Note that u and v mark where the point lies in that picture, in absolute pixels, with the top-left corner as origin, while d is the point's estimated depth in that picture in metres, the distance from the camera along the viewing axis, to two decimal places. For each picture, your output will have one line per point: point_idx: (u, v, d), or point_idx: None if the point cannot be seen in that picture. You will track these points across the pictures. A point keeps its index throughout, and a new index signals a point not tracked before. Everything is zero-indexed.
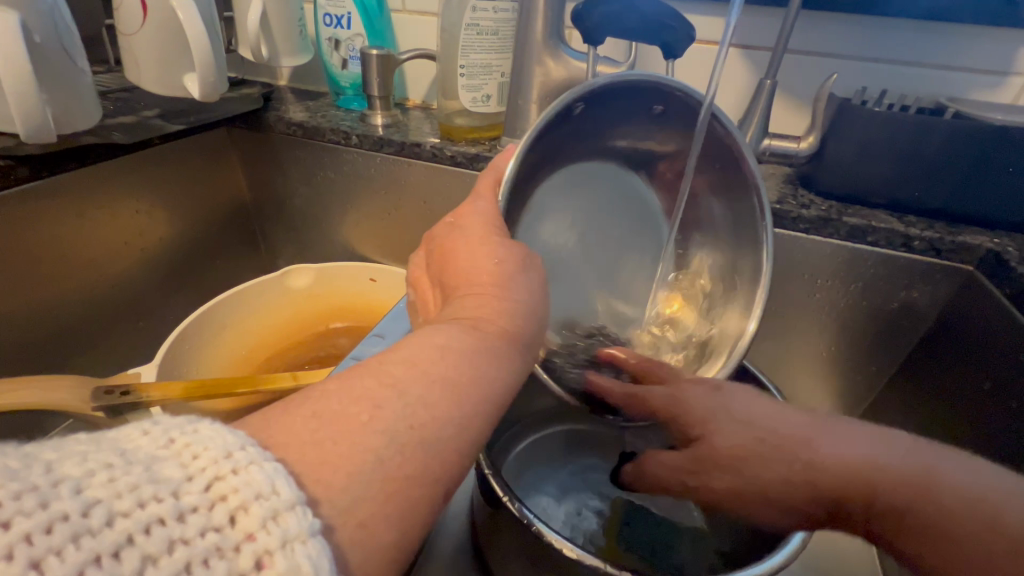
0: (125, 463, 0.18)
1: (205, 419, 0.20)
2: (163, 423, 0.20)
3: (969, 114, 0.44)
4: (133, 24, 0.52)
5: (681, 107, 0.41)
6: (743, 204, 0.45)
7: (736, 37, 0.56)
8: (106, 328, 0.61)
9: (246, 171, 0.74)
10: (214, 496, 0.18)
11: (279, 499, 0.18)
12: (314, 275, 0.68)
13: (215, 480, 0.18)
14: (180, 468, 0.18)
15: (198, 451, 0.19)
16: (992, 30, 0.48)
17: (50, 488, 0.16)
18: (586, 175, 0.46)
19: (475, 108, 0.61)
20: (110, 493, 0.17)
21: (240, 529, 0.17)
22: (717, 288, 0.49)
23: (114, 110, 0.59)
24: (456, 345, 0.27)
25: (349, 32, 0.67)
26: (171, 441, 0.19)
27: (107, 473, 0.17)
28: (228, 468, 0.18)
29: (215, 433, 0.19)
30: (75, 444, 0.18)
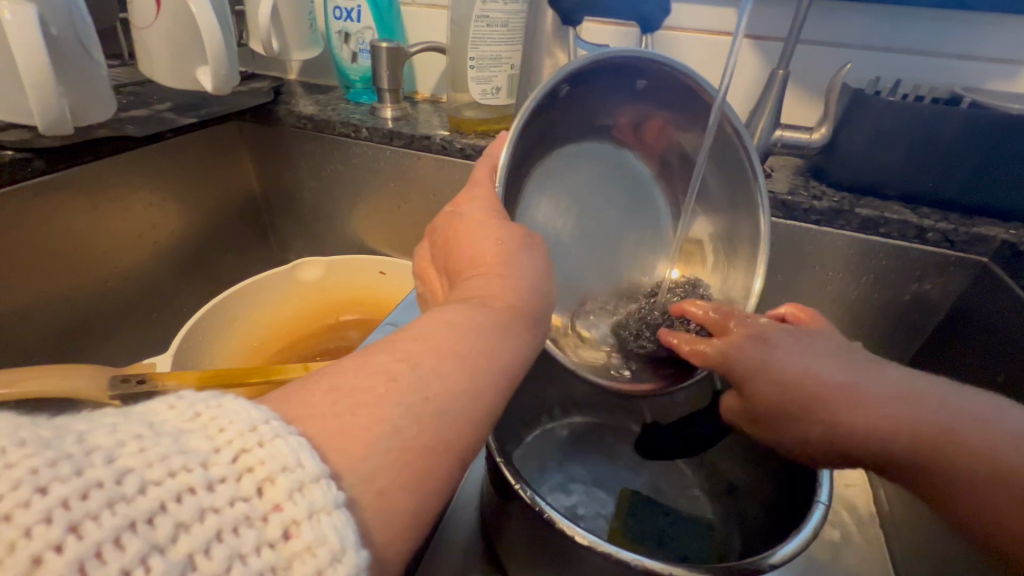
0: (154, 435, 0.18)
1: (229, 394, 0.20)
2: (188, 397, 0.20)
3: (985, 104, 0.44)
4: (146, 20, 0.53)
5: (669, 83, 0.42)
6: (742, 180, 0.46)
7: (747, 27, 0.55)
8: (121, 318, 0.62)
9: (256, 164, 0.74)
10: (242, 468, 0.18)
11: (304, 472, 0.18)
12: (324, 268, 0.69)
13: (242, 452, 0.18)
14: (208, 439, 0.18)
15: (224, 424, 0.19)
16: (1010, 18, 0.48)
17: (83, 456, 0.17)
18: (580, 154, 0.47)
19: (484, 101, 0.61)
20: (141, 462, 0.17)
21: (268, 500, 0.18)
22: (719, 258, 0.49)
23: (129, 104, 0.60)
24: (468, 323, 0.27)
25: (359, 25, 0.67)
26: (197, 415, 0.19)
27: (137, 443, 0.18)
28: (254, 441, 0.19)
29: (239, 407, 0.20)
30: (104, 417, 0.19)
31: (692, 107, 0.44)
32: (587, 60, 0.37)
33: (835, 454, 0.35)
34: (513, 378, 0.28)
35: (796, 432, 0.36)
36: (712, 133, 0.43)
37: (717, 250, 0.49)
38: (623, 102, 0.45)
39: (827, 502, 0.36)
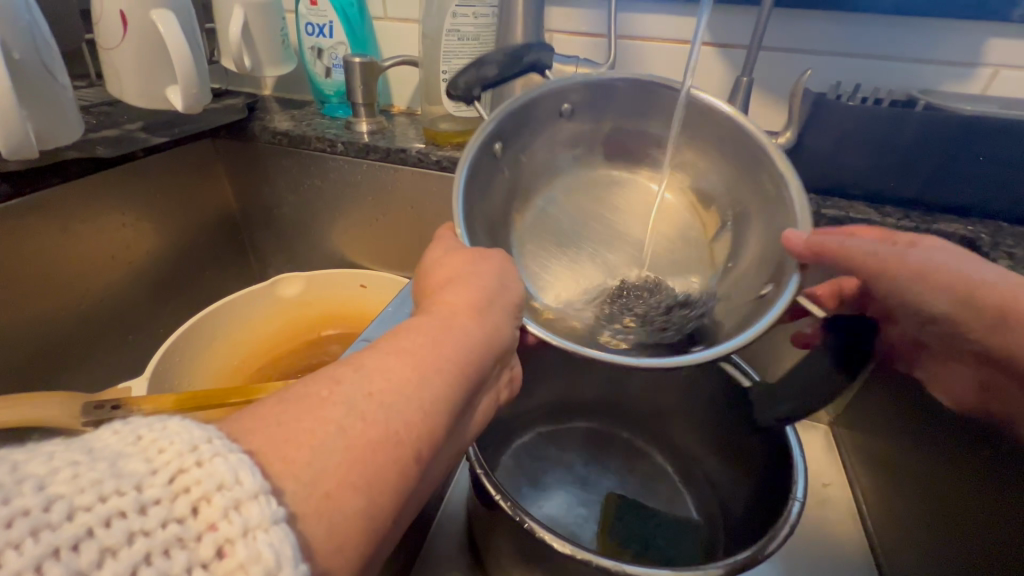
0: (90, 461, 0.18)
1: (174, 416, 0.21)
2: (133, 421, 0.20)
3: (939, 106, 0.45)
4: (115, 38, 0.52)
5: (592, 104, 0.46)
6: (730, 129, 0.42)
7: (709, 35, 0.57)
8: (96, 342, 0.61)
9: (232, 179, 0.74)
10: (177, 489, 0.18)
11: (241, 489, 0.18)
12: (304, 284, 0.68)
13: (178, 473, 0.18)
14: (145, 462, 0.19)
15: (163, 445, 0.19)
16: (959, 23, 0.49)
17: (13, 486, 0.17)
18: (547, 198, 0.49)
19: (459, 113, 0.62)
20: (70, 489, 0.17)
21: (202, 520, 0.18)
22: (742, 203, 0.44)
23: (97, 124, 0.59)
24: (433, 334, 0.28)
25: (331, 41, 0.67)
26: (138, 438, 0.19)
27: (70, 470, 0.18)
28: (191, 460, 0.19)
29: (181, 428, 0.20)
30: (49, 445, 0.19)
31: (631, 111, 0.46)
32: (501, 112, 0.42)
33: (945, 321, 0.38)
34: (473, 385, 0.28)
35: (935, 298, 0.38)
36: (679, 123, 0.44)
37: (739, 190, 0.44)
38: (570, 132, 0.47)
39: (803, 497, 0.37)
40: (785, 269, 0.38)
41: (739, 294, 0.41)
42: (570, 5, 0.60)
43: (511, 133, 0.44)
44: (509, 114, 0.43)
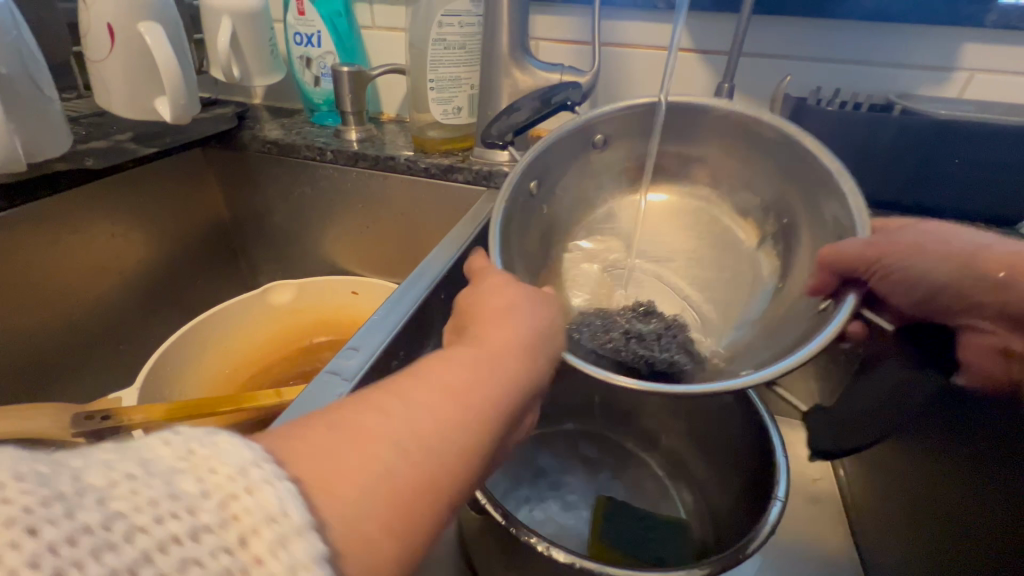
0: (146, 476, 0.19)
1: (223, 431, 0.21)
2: (182, 433, 0.21)
3: (915, 110, 0.46)
4: (102, 51, 0.52)
5: (623, 128, 0.46)
6: (755, 124, 0.42)
7: (691, 41, 0.58)
8: (89, 353, 0.61)
9: (222, 188, 0.74)
10: (226, 516, 0.18)
11: (287, 524, 0.18)
12: (296, 291, 0.69)
13: (228, 500, 0.19)
14: (197, 483, 0.19)
15: (215, 467, 0.19)
16: (934, 28, 0.50)
17: (76, 497, 0.17)
18: (592, 224, 0.49)
19: (446, 120, 0.62)
20: (129, 507, 0.17)
21: (248, 552, 0.18)
22: (790, 204, 0.43)
23: (87, 135, 0.59)
24: (467, 369, 0.29)
25: (319, 50, 0.68)
26: (189, 453, 0.20)
27: (128, 486, 0.18)
28: (241, 488, 0.19)
29: (232, 449, 0.20)
30: (101, 453, 0.19)
31: (646, 133, 0.46)
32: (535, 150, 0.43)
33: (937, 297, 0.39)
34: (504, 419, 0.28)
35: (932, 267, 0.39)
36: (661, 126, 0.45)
37: (784, 188, 0.43)
38: (604, 161, 0.48)
39: (784, 497, 0.37)
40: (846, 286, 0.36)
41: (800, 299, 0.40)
42: (555, 13, 0.61)
43: (546, 171, 0.45)
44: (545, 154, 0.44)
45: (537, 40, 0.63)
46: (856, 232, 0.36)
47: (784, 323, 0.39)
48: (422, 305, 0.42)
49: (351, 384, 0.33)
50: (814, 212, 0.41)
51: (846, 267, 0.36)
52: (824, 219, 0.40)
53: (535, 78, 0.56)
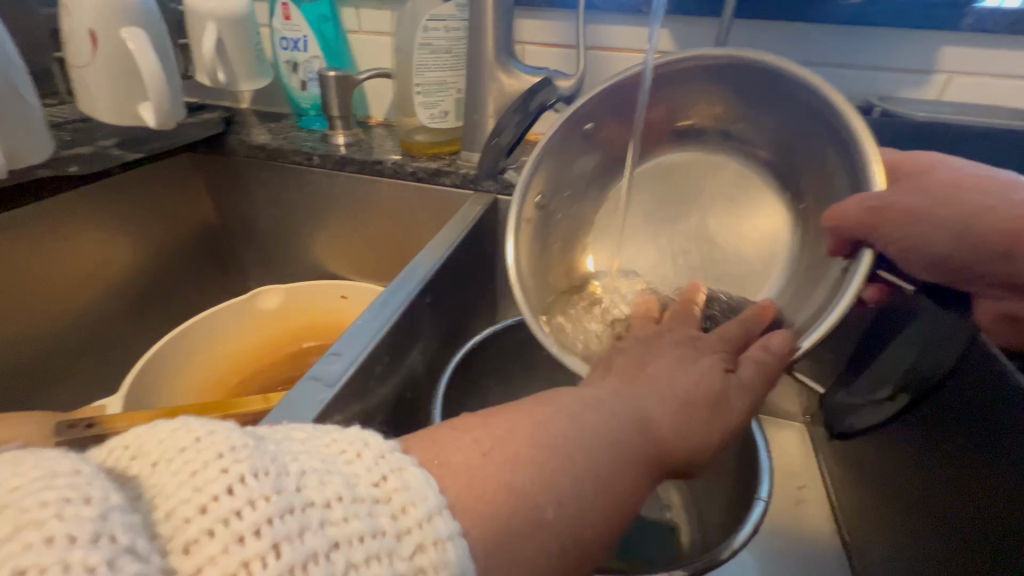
0: (351, 500, 0.18)
1: (412, 461, 0.21)
2: (375, 449, 0.21)
3: (894, 112, 0.47)
4: (84, 57, 0.52)
5: (610, 114, 0.46)
6: (745, 78, 0.40)
7: (675, 44, 0.58)
8: (74, 360, 0.60)
9: (209, 192, 0.74)
10: (416, 567, 0.18)
11: None
12: (284, 296, 0.68)
13: (419, 549, 0.18)
14: (392, 520, 0.18)
15: (407, 506, 0.19)
16: (912, 30, 0.51)
17: (281, 481, 0.18)
18: (613, 212, 0.51)
19: (433, 124, 0.62)
20: (323, 495, 0.18)
21: (414, 542, 0.18)
22: (799, 172, 0.43)
23: (72, 141, 0.59)
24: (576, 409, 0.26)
25: (306, 54, 0.68)
26: (381, 480, 0.20)
27: (316, 475, 0.19)
28: (427, 538, 0.18)
29: (422, 488, 0.20)
30: (280, 442, 0.20)
31: (628, 108, 0.45)
32: (529, 170, 0.45)
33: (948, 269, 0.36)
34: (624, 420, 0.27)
35: (933, 232, 0.36)
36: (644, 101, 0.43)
37: (785, 149, 0.43)
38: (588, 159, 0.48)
39: (768, 497, 0.38)
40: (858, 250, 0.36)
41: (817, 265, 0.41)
42: (541, 17, 0.61)
43: (551, 186, 0.47)
44: (539, 170, 0.46)
45: (523, 44, 0.63)
46: (869, 183, 0.34)
47: (805, 295, 0.40)
48: (407, 310, 0.42)
49: (332, 391, 0.33)
50: (819, 170, 0.40)
51: (849, 227, 0.35)
52: (829, 181, 0.39)
53: (521, 81, 0.56)
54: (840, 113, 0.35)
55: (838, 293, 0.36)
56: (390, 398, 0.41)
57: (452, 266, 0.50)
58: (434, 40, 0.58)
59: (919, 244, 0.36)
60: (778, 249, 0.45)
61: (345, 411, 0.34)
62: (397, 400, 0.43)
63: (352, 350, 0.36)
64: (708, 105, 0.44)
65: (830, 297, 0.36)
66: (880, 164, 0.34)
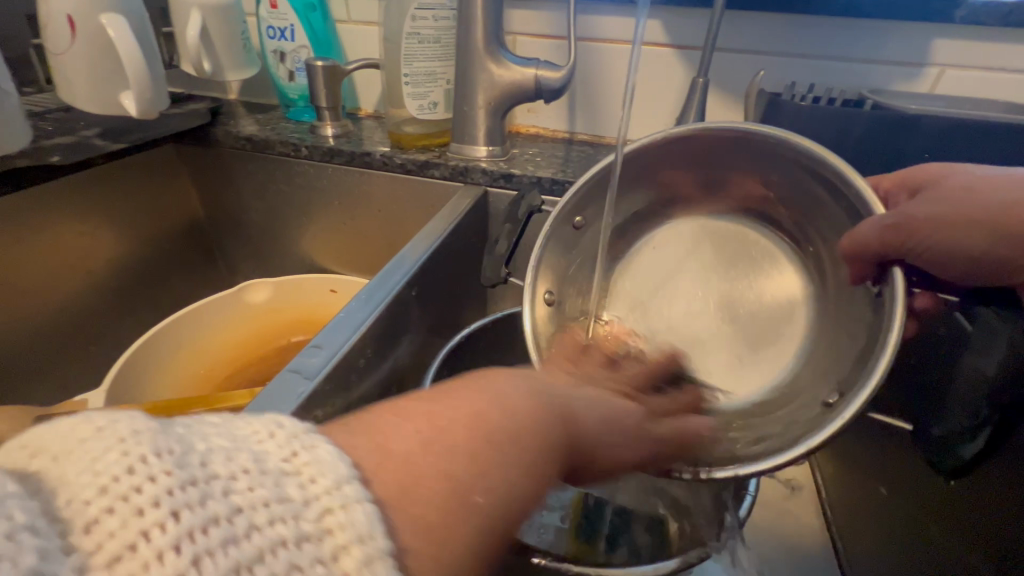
0: (260, 474, 0.18)
1: (326, 439, 0.20)
2: (288, 427, 0.20)
3: (886, 105, 0.46)
4: (63, 43, 0.51)
5: (596, 203, 0.47)
6: (709, 147, 0.42)
7: (669, 36, 0.57)
8: (55, 354, 0.59)
9: (196, 184, 0.73)
10: (324, 529, 0.17)
11: (376, 547, 0.17)
12: (273, 289, 0.67)
13: (326, 512, 0.17)
14: (301, 489, 0.18)
15: (316, 476, 0.18)
16: (904, 23, 0.51)
17: (207, 484, 0.17)
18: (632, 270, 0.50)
19: (423, 116, 0.62)
20: (250, 502, 0.17)
21: (340, 570, 0.17)
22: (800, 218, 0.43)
23: (52, 130, 0.58)
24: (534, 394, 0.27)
25: (294, 44, 0.67)
26: (293, 455, 0.19)
27: (248, 480, 0.18)
28: (338, 502, 0.18)
29: (334, 459, 0.19)
30: (219, 437, 0.19)
31: (607, 188, 0.46)
32: (535, 271, 0.45)
33: (979, 264, 0.38)
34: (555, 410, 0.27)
35: (965, 238, 0.37)
36: (616, 180, 0.45)
37: (781, 199, 0.44)
38: (590, 243, 0.49)
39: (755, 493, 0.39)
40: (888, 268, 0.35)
41: (850, 306, 0.39)
42: (532, 7, 0.60)
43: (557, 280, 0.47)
44: (542, 264, 0.46)
45: (514, 35, 0.63)
46: (868, 213, 0.35)
47: (840, 341, 0.39)
48: (392, 302, 0.41)
49: (312, 383, 0.32)
50: (828, 231, 0.41)
51: (867, 252, 0.36)
52: (834, 225, 0.40)
53: (511, 71, 0.56)
54: (820, 162, 0.37)
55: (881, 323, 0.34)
56: (374, 392, 0.40)
57: (441, 256, 0.50)
58: (423, 29, 0.58)
59: (952, 254, 0.37)
60: (798, 304, 0.44)
61: (326, 405, 0.33)
62: (381, 394, 0.42)
63: (334, 345, 0.35)
64: (678, 175, 0.46)
65: (873, 329, 0.35)
66: (873, 193, 0.35)
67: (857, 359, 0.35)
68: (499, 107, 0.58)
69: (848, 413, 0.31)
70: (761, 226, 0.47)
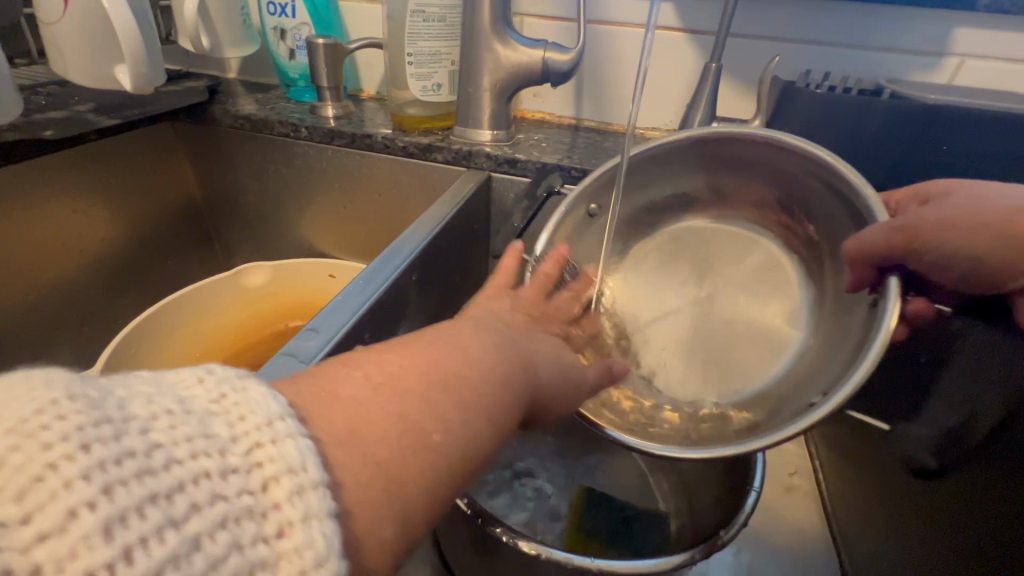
0: (183, 412, 0.18)
1: (254, 377, 0.20)
2: (217, 373, 0.20)
3: (904, 94, 0.45)
4: (55, 12, 0.50)
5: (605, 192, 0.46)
6: (717, 152, 0.42)
7: (683, 21, 0.56)
8: (46, 332, 0.58)
9: (194, 165, 0.71)
10: (252, 461, 0.18)
11: (307, 476, 0.18)
12: (270, 273, 0.66)
13: (255, 446, 0.18)
14: (228, 426, 0.18)
15: (245, 413, 0.19)
16: (925, 11, 0.49)
17: (121, 423, 0.17)
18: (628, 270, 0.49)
19: (425, 98, 0.60)
20: (171, 438, 0.17)
21: (270, 497, 0.17)
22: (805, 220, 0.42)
23: (45, 104, 0.56)
24: None
25: (294, 21, 0.65)
26: (222, 396, 0.19)
27: (168, 419, 0.18)
28: (268, 436, 0.18)
29: (262, 398, 0.20)
30: (141, 384, 0.19)
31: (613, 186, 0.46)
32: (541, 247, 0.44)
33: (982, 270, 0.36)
34: None
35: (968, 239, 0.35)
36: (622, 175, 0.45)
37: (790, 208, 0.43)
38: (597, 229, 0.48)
39: (759, 488, 0.38)
40: (887, 279, 0.34)
41: (844, 314, 0.38)
42: None
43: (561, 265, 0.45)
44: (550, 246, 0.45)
45: (521, 16, 0.61)
46: (873, 218, 0.34)
47: (832, 343, 0.38)
48: (390, 286, 0.40)
49: (307, 365, 0.31)
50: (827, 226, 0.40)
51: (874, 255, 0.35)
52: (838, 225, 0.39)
53: (517, 53, 0.54)
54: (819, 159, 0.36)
55: (871, 325, 0.33)
56: None
57: (442, 242, 0.49)
58: (428, 7, 0.56)
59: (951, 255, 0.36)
60: (799, 311, 0.44)
61: None
62: None
63: (330, 328, 0.34)
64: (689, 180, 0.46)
65: (862, 335, 0.33)
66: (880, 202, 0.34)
67: (846, 361, 0.34)
68: (504, 90, 0.56)
69: (821, 414, 0.30)
70: (772, 235, 0.46)
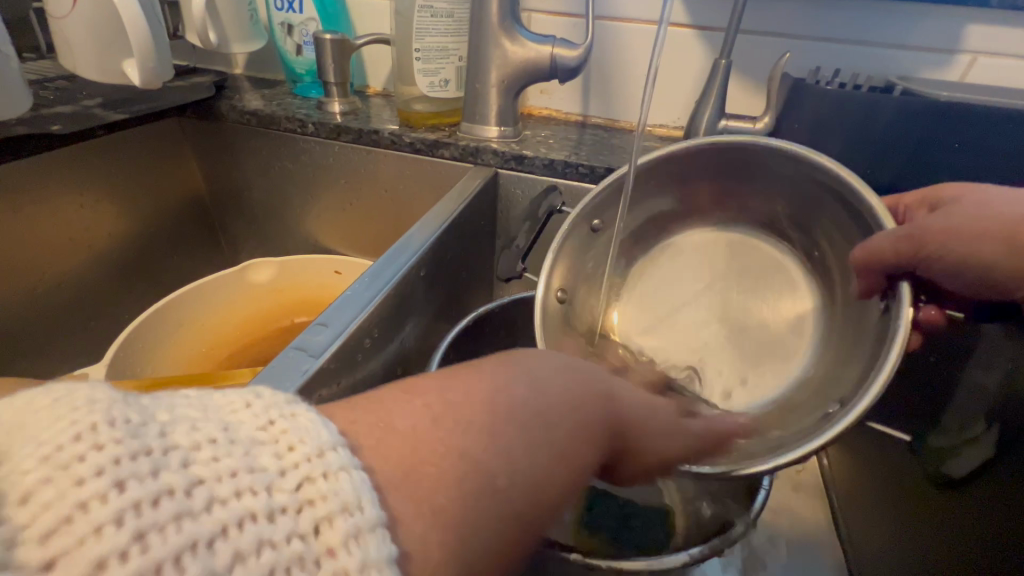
0: (228, 442, 0.17)
1: (303, 404, 0.19)
2: (264, 398, 0.19)
3: (916, 91, 0.45)
4: (65, 8, 0.50)
5: (611, 207, 0.45)
6: (724, 160, 0.42)
7: (691, 17, 0.55)
8: (53, 327, 0.58)
9: (200, 160, 0.71)
10: (303, 498, 0.16)
11: (363, 516, 0.16)
12: (277, 268, 0.66)
13: (306, 480, 0.17)
14: (276, 458, 0.17)
15: (295, 443, 0.18)
16: (936, 7, 0.49)
17: (162, 455, 0.16)
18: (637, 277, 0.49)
19: (433, 94, 0.60)
20: (214, 473, 0.16)
21: (324, 541, 0.16)
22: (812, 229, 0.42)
23: (51, 99, 0.56)
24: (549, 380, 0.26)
25: (302, 16, 0.65)
26: (269, 424, 0.18)
27: (211, 450, 0.17)
28: (319, 470, 0.17)
29: (311, 425, 0.18)
30: (156, 398, 0.18)
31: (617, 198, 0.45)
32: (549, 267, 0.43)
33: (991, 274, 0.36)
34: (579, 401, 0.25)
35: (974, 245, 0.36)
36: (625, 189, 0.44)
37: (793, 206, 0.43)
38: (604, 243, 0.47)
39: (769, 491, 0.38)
40: (898, 283, 0.34)
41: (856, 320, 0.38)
42: None
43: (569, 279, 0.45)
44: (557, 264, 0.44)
45: (529, 12, 0.61)
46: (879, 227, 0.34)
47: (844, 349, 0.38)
48: (398, 283, 0.40)
49: (317, 362, 0.31)
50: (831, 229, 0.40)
51: (879, 263, 0.34)
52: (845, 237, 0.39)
53: (526, 49, 0.54)
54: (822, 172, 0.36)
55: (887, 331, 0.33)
56: (378, 375, 0.39)
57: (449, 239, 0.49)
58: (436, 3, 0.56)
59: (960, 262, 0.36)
60: (807, 320, 0.43)
61: (330, 384, 0.32)
62: (386, 378, 0.41)
63: (338, 323, 0.34)
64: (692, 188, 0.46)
65: (876, 340, 0.33)
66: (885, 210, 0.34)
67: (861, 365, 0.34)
68: (511, 86, 0.56)
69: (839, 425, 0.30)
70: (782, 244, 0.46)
